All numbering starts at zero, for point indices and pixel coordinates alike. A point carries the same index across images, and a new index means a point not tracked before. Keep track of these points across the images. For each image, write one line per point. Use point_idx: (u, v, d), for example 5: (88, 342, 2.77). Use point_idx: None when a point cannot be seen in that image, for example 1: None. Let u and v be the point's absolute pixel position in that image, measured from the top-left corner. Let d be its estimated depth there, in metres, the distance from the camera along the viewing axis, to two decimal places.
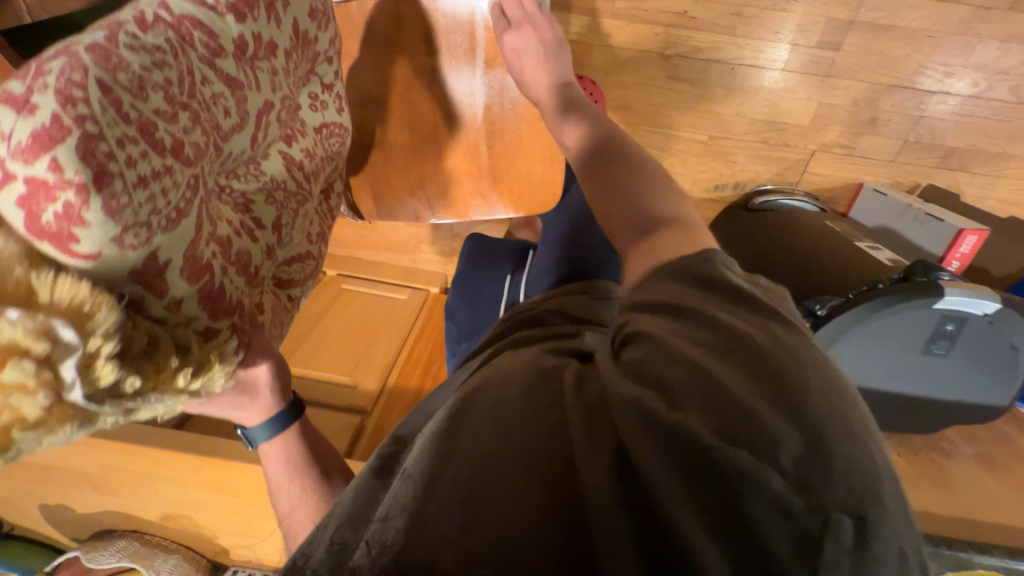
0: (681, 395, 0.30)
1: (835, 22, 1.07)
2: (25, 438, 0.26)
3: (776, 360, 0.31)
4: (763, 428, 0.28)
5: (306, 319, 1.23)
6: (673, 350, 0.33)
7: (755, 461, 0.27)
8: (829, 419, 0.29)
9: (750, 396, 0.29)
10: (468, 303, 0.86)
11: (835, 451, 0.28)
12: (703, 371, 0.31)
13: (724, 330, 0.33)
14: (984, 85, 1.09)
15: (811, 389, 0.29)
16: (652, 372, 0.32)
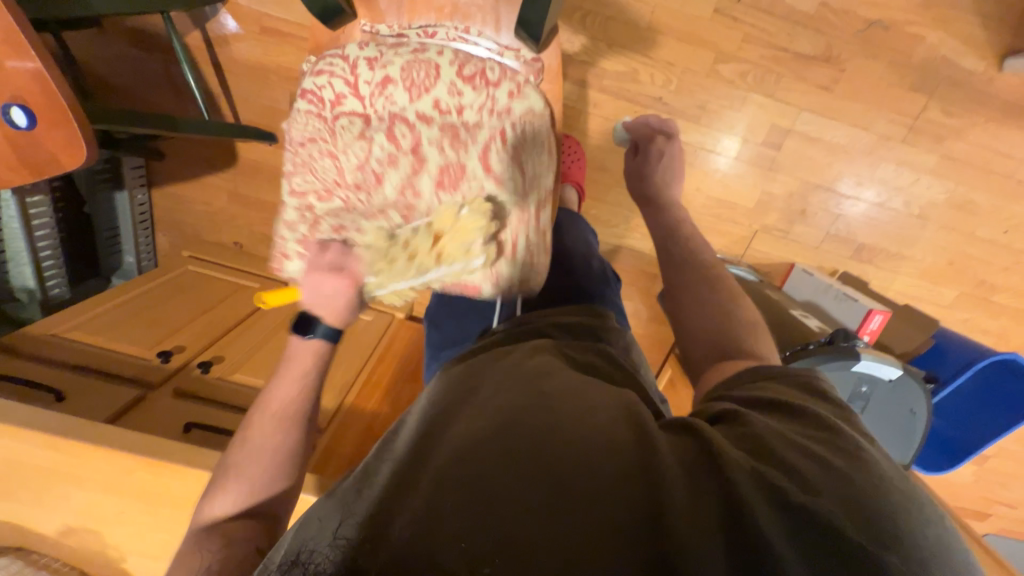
0: (790, 470, 0.42)
1: (777, 127, 1.28)
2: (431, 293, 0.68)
3: (876, 476, 0.43)
4: (858, 505, 0.39)
5: (261, 328, 1.18)
6: (781, 433, 0.46)
7: (851, 525, 0.38)
8: (901, 508, 0.40)
9: (842, 482, 0.41)
10: (452, 314, 0.86)
11: (913, 534, 0.38)
12: (814, 458, 0.43)
13: (828, 435, 0.47)
14: (885, 196, 1.34)
15: (896, 505, 0.40)
16: (775, 446, 0.45)
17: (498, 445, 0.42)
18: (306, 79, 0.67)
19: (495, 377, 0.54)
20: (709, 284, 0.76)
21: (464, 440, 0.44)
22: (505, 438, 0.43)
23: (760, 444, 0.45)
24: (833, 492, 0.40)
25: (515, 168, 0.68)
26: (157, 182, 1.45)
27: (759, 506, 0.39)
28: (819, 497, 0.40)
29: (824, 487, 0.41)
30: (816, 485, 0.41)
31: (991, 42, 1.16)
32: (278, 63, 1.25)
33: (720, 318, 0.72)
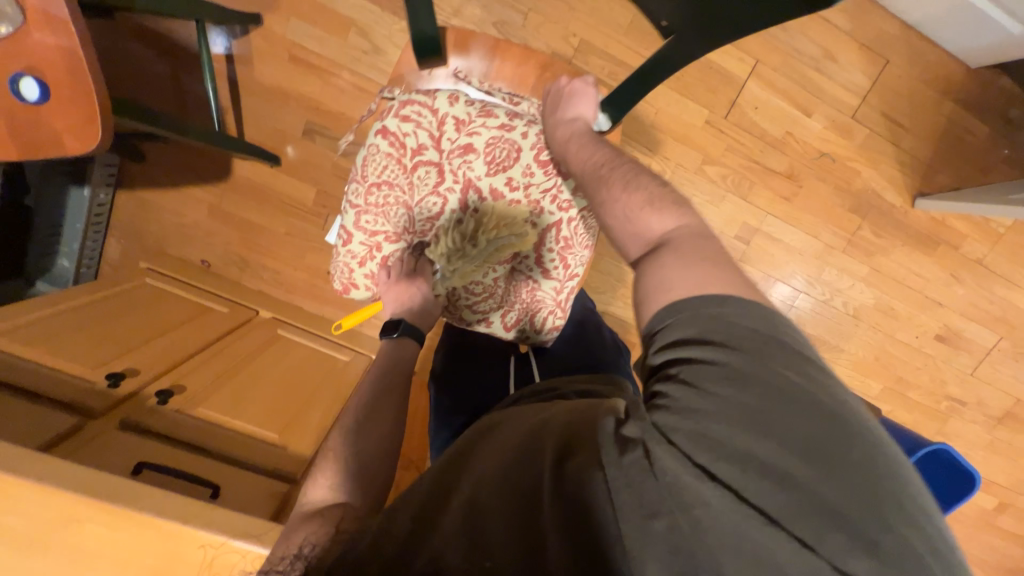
0: (713, 451, 0.43)
1: (747, 225, 1.47)
2: (469, 318, 0.80)
3: (779, 423, 0.43)
4: (773, 470, 0.42)
5: (230, 358, 1.05)
6: (706, 399, 0.45)
7: (758, 493, 0.42)
8: (810, 463, 0.41)
9: (747, 437, 0.43)
10: (464, 369, 0.86)
11: (825, 488, 0.41)
12: (726, 420, 0.44)
13: (746, 381, 0.44)
14: (829, 295, 1.54)
15: (805, 444, 0.42)
16: (696, 422, 0.44)
17: (499, 480, 0.52)
18: (389, 119, 0.68)
19: (494, 441, 0.58)
20: (629, 165, 0.62)
21: (473, 492, 0.52)
22: (514, 487, 0.50)
23: (679, 429, 0.45)
24: (735, 454, 0.43)
25: (567, 252, 0.75)
26: (126, 185, 1.31)
27: (669, 488, 0.43)
28: (722, 463, 0.43)
29: (728, 446, 0.43)
30: (719, 451, 0.43)
31: (907, 184, 1.46)
32: (301, 92, 1.26)
33: (641, 204, 0.58)
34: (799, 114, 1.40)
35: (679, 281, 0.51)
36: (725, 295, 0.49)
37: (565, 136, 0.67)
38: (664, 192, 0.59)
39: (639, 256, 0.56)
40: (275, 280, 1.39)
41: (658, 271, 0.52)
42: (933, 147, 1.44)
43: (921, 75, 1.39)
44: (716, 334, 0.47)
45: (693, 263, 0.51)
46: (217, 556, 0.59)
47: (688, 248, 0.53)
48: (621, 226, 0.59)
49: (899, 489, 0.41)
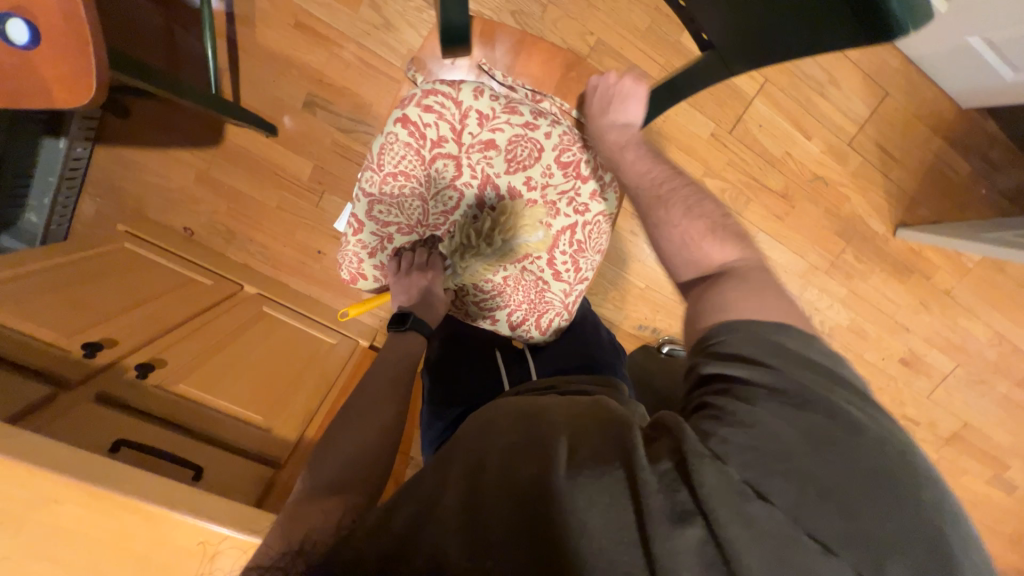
0: (762, 464, 0.45)
1: None
2: (476, 314, 0.82)
3: (831, 444, 0.45)
4: (821, 487, 0.44)
5: (214, 334, 1.01)
6: (761, 420, 0.47)
7: (802, 507, 0.44)
8: (856, 484, 0.44)
9: (799, 459, 0.45)
10: (462, 360, 0.84)
11: (865, 509, 0.43)
12: (778, 442, 0.46)
13: (801, 409, 0.47)
14: (808, 314, 1.60)
15: (853, 474, 0.44)
16: (748, 440, 0.46)
17: (496, 475, 0.51)
18: (410, 107, 0.66)
19: (494, 432, 0.56)
20: (689, 188, 0.64)
21: (472, 478, 0.52)
22: (511, 486, 0.50)
23: (730, 443, 0.46)
24: (784, 474, 0.44)
25: (578, 255, 0.75)
26: (106, 140, 1.23)
27: (713, 501, 0.44)
28: (767, 481, 0.45)
29: (779, 466, 0.45)
30: (769, 469, 0.45)
31: (890, 213, 1.52)
32: (304, 61, 1.20)
33: (703, 229, 0.61)
34: (799, 135, 1.43)
35: (745, 304, 0.54)
36: (782, 327, 0.52)
37: (620, 140, 0.67)
38: (726, 220, 0.62)
39: (694, 278, 0.60)
40: (261, 254, 1.34)
41: (719, 294, 0.56)
42: (918, 180, 1.50)
43: (914, 110, 1.44)
44: (770, 359, 0.49)
45: (756, 292, 0.55)
46: (202, 544, 0.57)
47: (754, 278, 0.56)
48: (678, 246, 0.61)
49: (934, 527, 0.43)
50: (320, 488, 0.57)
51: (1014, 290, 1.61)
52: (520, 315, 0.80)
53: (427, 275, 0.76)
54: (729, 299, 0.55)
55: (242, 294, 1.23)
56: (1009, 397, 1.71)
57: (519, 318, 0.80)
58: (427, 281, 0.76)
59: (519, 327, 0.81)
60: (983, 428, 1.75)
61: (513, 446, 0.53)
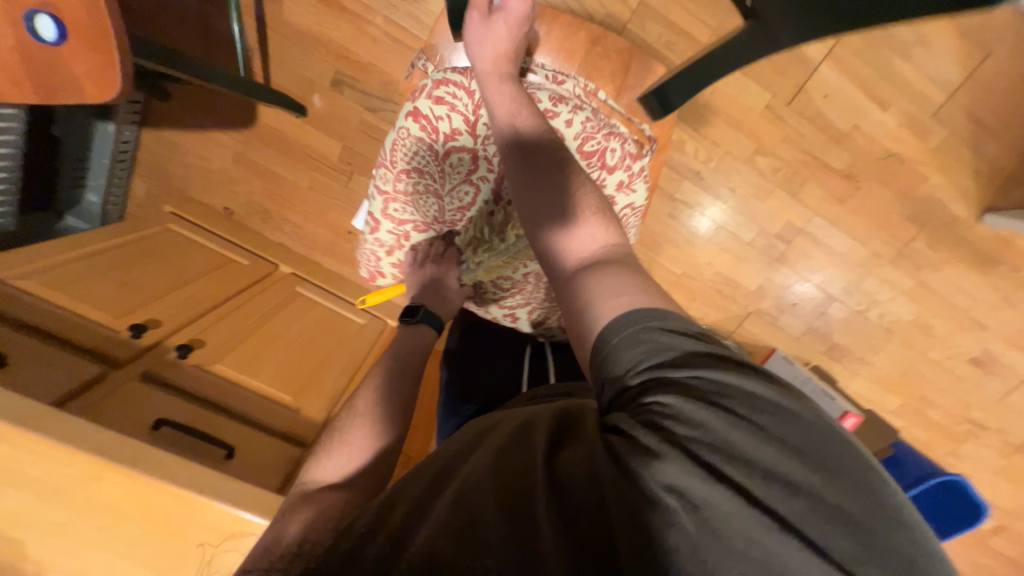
0: (717, 451, 0.41)
1: (791, 225, 1.37)
2: (495, 312, 0.81)
3: (784, 425, 0.42)
4: (784, 472, 0.40)
5: (250, 313, 1.06)
6: (700, 404, 0.43)
7: (769, 494, 0.39)
8: (820, 464, 0.40)
9: (747, 439, 0.41)
10: (480, 353, 0.83)
11: (836, 490, 0.39)
12: (724, 423, 0.42)
13: (734, 387, 0.44)
14: (865, 306, 1.45)
15: (799, 447, 0.41)
16: (692, 425, 0.42)
17: (491, 468, 0.45)
18: (422, 100, 0.65)
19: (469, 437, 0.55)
20: (582, 174, 0.61)
21: (465, 473, 0.47)
22: (494, 471, 0.45)
23: (676, 432, 0.42)
24: (735, 455, 0.40)
25: None
26: (152, 123, 1.28)
27: (684, 489, 0.39)
28: (723, 463, 0.40)
29: (727, 448, 0.41)
30: (721, 452, 0.41)
31: (977, 196, 1.32)
32: (330, 37, 1.17)
33: (590, 216, 0.57)
34: (872, 106, 1.26)
35: (620, 294, 0.50)
36: (656, 311, 0.49)
37: (517, 116, 0.62)
38: (608, 204, 0.59)
39: (575, 267, 0.55)
40: (295, 234, 1.38)
41: (600, 284, 0.52)
42: (1017, 158, 1.28)
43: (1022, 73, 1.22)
44: (675, 347, 0.46)
45: (627, 281, 0.52)
46: (226, 525, 0.61)
47: (626, 266, 0.54)
48: (566, 232, 0.56)
49: (886, 491, 0.40)
50: (330, 477, 0.58)
51: None
52: (541, 312, 0.79)
53: (441, 264, 0.77)
54: (598, 294, 0.51)
55: (277, 273, 1.28)
56: None
57: (539, 314, 0.79)
58: (439, 271, 0.76)
59: (540, 322, 0.80)
60: None
61: (497, 441, 0.50)
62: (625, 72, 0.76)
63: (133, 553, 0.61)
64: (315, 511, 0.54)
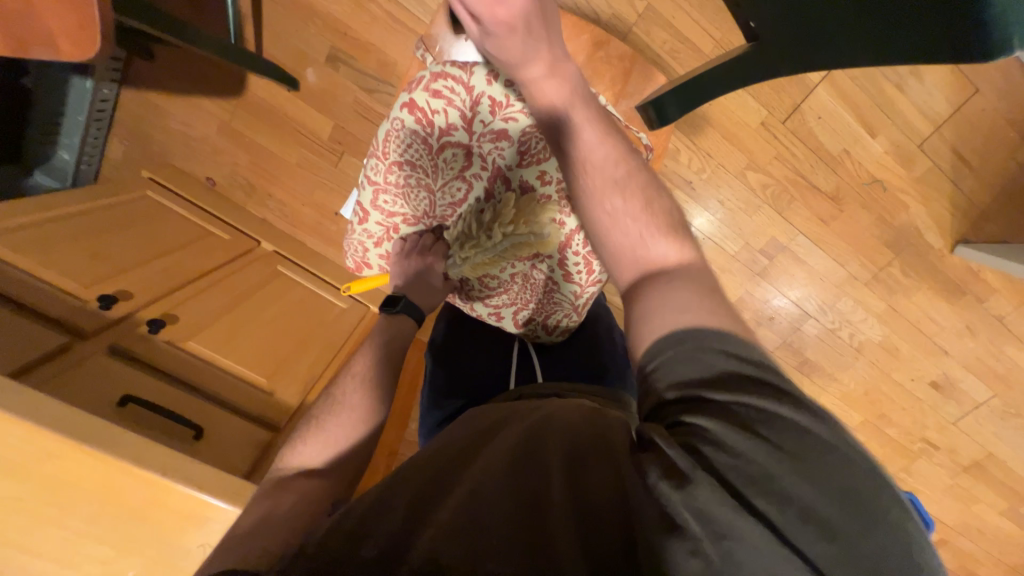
0: (751, 481, 0.40)
1: (775, 241, 1.40)
2: (480, 309, 0.79)
3: (828, 463, 0.39)
4: (822, 511, 0.38)
5: (227, 291, 1.04)
6: (742, 431, 0.41)
7: (802, 531, 0.38)
8: (862, 506, 0.38)
9: (788, 475, 0.39)
10: (465, 346, 0.83)
11: (876, 536, 0.37)
12: (766, 456, 0.40)
13: (784, 418, 0.41)
14: (838, 324, 1.50)
15: (844, 488, 0.38)
16: (732, 455, 0.40)
17: (502, 484, 0.48)
18: (419, 92, 0.63)
19: (486, 435, 0.57)
20: (638, 174, 0.58)
21: (480, 472, 0.50)
22: (512, 472, 0.49)
23: (714, 460, 0.41)
24: (772, 489, 0.39)
25: (592, 257, 0.71)
26: (133, 83, 1.22)
27: (705, 518, 0.39)
28: (757, 495, 0.39)
29: (765, 482, 0.39)
30: (755, 485, 0.39)
31: (951, 228, 1.37)
32: (328, 11, 1.14)
33: (652, 215, 0.55)
34: (862, 131, 1.28)
35: (686, 306, 0.48)
36: (720, 330, 0.46)
37: (566, 101, 0.59)
38: (667, 208, 0.57)
39: (638, 274, 0.53)
40: (281, 212, 1.35)
41: (658, 294, 0.50)
42: (992, 193, 1.33)
43: (1004, 113, 1.26)
44: (728, 368, 0.44)
45: (693, 291, 0.49)
46: (190, 508, 0.60)
47: (693, 274, 0.52)
48: (625, 233, 0.55)
49: (924, 539, 0.38)
50: (302, 469, 0.58)
51: None
52: (526, 312, 0.77)
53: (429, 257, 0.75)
54: (655, 304, 0.50)
55: (258, 250, 1.25)
56: None
57: (525, 315, 0.78)
58: (427, 263, 0.75)
59: (525, 324, 0.79)
60: (1007, 460, 1.64)
61: (514, 440, 0.53)
62: (624, 78, 0.76)
63: (94, 531, 0.60)
64: (287, 506, 0.53)
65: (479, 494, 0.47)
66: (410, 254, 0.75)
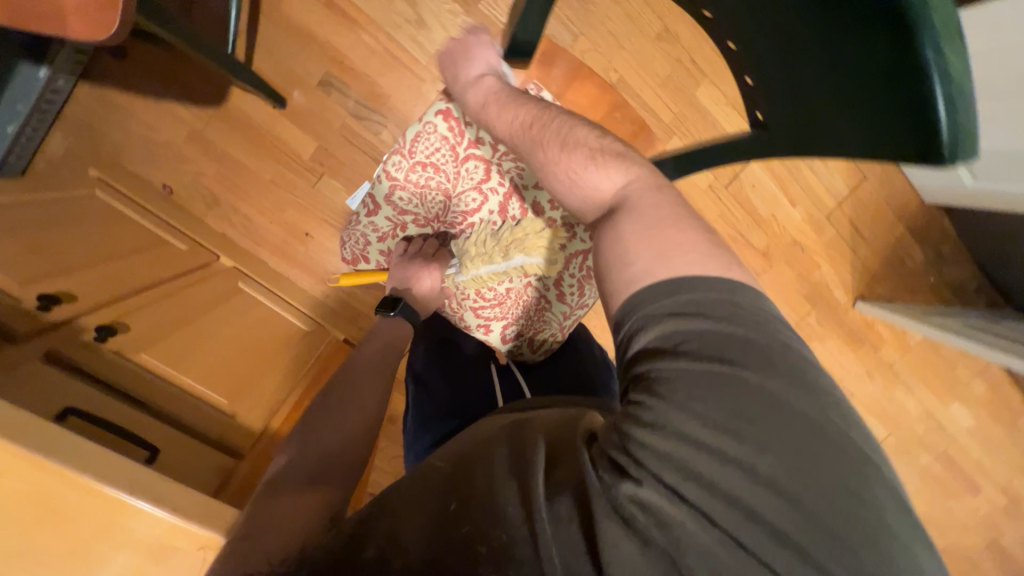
0: (689, 456, 0.41)
1: None
2: (467, 317, 0.80)
3: (759, 432, 0.40)
4: (753, 478, 0.40)
5: (190, 301, 0.95)
6: (677, 404, 0.41)
7: (734, 500, 0.40)
8: (789, 474, 0.39)
9: (722, 451, 0.40)
10: (451, 372, 0.77)
11: (801, 499, 0.39)
12: (701, 433, 0.41)
13: (721, 386, 0.41)
14: None
15: (775, 458, 0.40)
16: (668, 437, 0.41)
17: (496, 475, 0.47)
18: (457, 105, 0.68)
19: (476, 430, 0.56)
20: (571, 122, 0.58)
21: (466, 461, 0.50)
22: (501, 456, 0.49)
23: (648, 446, 0.41)
24: (704, 457, 0.41)
25: (586, 281, 0.75)
26: (94, 78, 1.13)
27: (648, 500, 0.41)
28: (692, 468, 0.41)
29: (697, 456, 0.41)
30: (688, 473, 0.41)
31: (852, 286, 1.64)
32: (326, 39, 1.18)
33: (576, 154, 0.54)
34: (785, 201, 1.54)
35: (634, 257, 0.48)
36: (672, 278, 0.45)
37: (483, 101, 0.64)
38: (610, 145, 0.56)
39: (592, 215, 0.55)
40: (244, 227, 1.27)
41: (605, 241, 0.51)
42: (880, 260, 1.63)
43: (887, 196, 1.57)
44: (679, 341, 0.43)
45: (632, 230, 0.49)
46: (157, 538, 0.52)
47: (640, 208, 0.50)
48: (569, 188, 0.56)
49: (860, 505, 0.39)
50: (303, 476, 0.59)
51: (943, 370, 1.77)
52: (514, 329, 0.79)
53: (418, 269, 0.78)
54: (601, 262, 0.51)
55: (216, 265, 1.15)
56: (929, 468, 1.84)
57: (513, 330, 0.79)
58: (415, 276, 0.78)
59: (509, 340, 0.80)
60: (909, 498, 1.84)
61: (500, 431, 0.53)
62: None
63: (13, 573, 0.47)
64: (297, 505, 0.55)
65: (468, 481, 0.48)
66: (404, 259, 0.80)
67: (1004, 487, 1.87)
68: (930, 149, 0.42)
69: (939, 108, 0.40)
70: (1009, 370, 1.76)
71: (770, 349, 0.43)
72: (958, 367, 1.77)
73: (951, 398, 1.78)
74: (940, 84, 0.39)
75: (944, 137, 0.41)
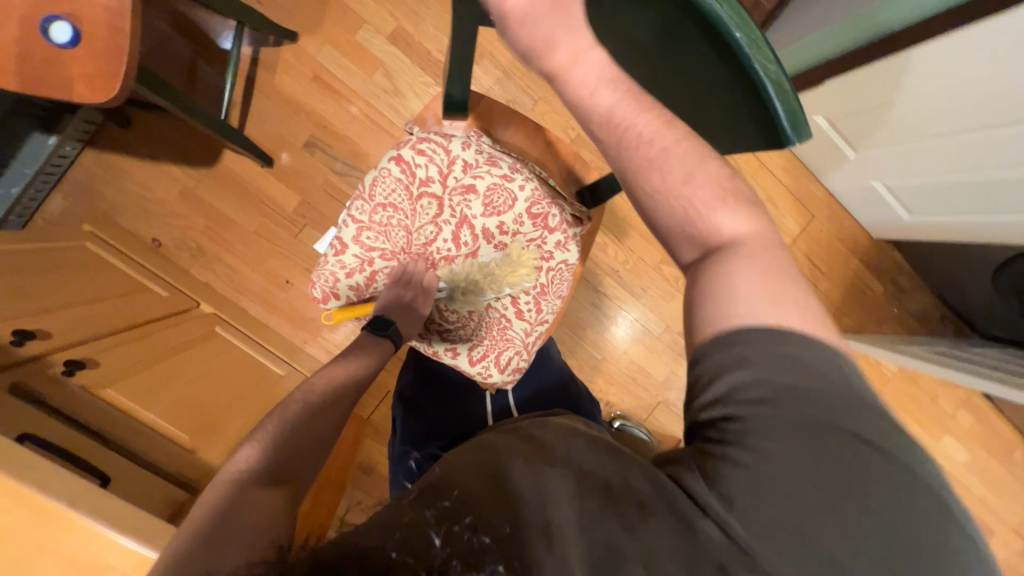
0: (771, 498, 0.44)
1: None
2: (440, 341, 0.87)
3: (842, 480, 0.43)
4: (828, 520, 0.43)
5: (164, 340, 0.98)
6: (767, 450, 0.44)
7: (810, 544, 0.42)
8: (864, 521, 0.42)
9: (806, 497, 0.43)
10: (437, 399, 0.92)
11: (872, 547, 0.42)
12: (784, 477, 0.44)
13: (807, 433, 0.45)
14: None
15: (851, 508, 0.43)
16: (747, 475, 0.44)
17: (486, 485, 0.46)
18: (405, 150, 0.77)
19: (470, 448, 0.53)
20: (687, 147, 0.53)
21: (447, 477, 0.48)
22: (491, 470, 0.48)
23: (724, 479, 0.45)
24: (782, 501, 0.43)
25: (541, 298, 0.82)
26: (99, 146, 1.26)
27: (727, 540, 0.44)
28: (772, 510, 0.43)
29: (778, 499, 0.44)
30: (767, 514, 0.43)
31: None
32: (312, 108, 1.32)
33: (705, 193, 0.53)
34: None
35: (741, 295, 0.49)
36: (782, 329, 0.48)
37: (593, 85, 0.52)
38: (729, 181, 0.54)
39: (699, 256, 0.54)
40: (227, 277, 1.33)
41: (719, 281, 0.50)
42: (843, 294, 1.69)
43: (838, 233, 1.68)
44: (771, 385, 0.46)
45: (751, 274, 0.50)
46: (99, 555, 0.54)
47: (753, 253, 0.51)
48: (679, 221, 0.54)
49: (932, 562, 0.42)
50: (251, 470, 0.58)
51: (925, 402, 1.77)
52: (481, 350, 0.84)
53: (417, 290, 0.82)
54: (704, 294, 0.51)
55: (197, 310, 1.19)
56: None
57: (482, 351, 0.84)
58: (414, 296, 0.82)
59: (477, 363, 0.84)
60: None
61: (489, 452, 0.50)
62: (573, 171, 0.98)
63: None
64: (246, 499, 0.54)
65: (457, 486, 0.46)
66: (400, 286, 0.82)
67: (1016, 528, 1.78)
68: (779, 131, 0.52)
69: (774, 100, 0.49)
70: (989, 400, 1.76)
71: (853, 401, 0.46)
72: (939, 398, 1.77)
73: (938, 431, 1.76)
74: (772, 87, 0.48)
75: (784, 122, 0.50)
